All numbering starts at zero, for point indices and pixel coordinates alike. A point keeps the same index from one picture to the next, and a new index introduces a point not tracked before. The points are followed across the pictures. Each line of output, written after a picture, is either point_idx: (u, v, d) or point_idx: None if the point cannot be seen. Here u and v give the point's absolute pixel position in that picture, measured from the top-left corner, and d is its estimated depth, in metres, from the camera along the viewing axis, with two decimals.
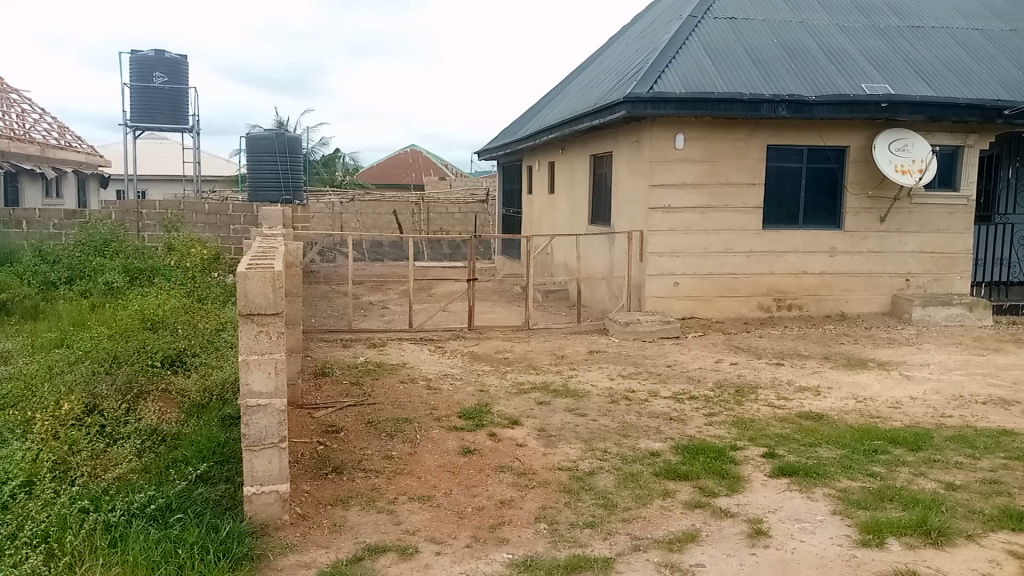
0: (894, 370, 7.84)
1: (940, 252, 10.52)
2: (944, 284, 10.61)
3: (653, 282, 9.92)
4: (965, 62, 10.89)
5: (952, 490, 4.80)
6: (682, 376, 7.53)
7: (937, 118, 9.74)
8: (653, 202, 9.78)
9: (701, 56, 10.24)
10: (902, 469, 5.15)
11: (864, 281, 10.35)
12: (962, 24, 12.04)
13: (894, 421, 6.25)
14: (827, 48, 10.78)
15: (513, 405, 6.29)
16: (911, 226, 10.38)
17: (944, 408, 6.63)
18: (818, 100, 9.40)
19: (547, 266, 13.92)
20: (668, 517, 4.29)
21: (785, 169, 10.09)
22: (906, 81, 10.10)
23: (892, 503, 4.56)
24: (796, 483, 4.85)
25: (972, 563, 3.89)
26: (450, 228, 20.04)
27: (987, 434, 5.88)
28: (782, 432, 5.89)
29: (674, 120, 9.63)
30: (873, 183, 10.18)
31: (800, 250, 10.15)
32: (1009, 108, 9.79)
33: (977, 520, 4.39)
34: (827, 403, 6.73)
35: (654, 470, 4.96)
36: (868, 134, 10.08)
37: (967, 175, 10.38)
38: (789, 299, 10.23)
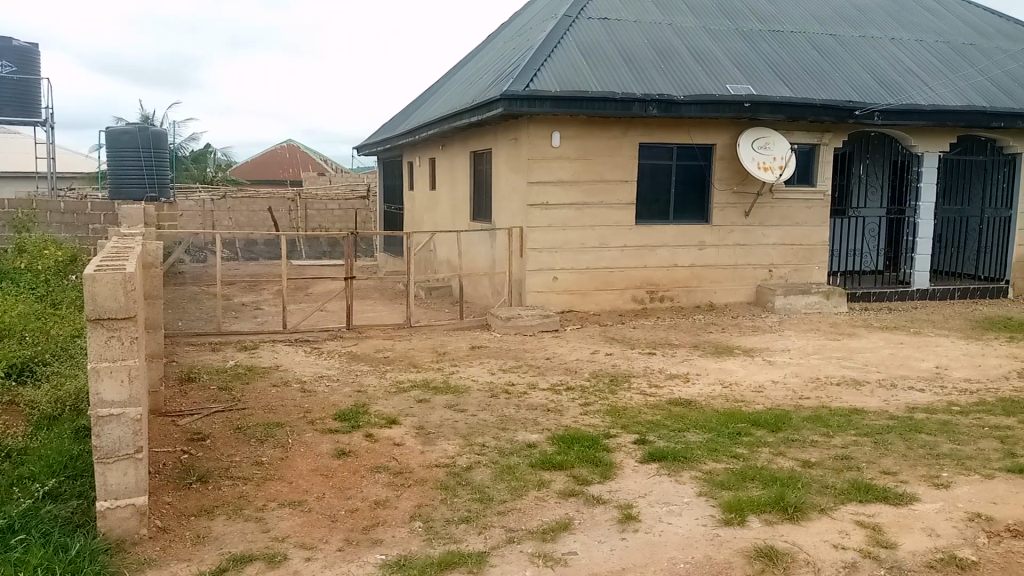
0: (757, 356, 8.27)
1: (799, 244, 11.15)
2: (802, 274, 11.26)
3: (532, 277, 10.03)
4: (819, 64, 11.58)
5: (808, 468, 5.11)
6: (560, 368, 7.67)
7: (795, 118, 10.33)
8: (532, 199, 9.89)
9: (575, 55, 10.43)
10: (763, 450, 5.43)
11: (731, 272, 10.86)
12: (816, 29, 12.80)
13: (756, 404, 6.60)
14: (694, 49, 11.22)
15: (391, 405, 6.21)
16: (773, 219, 10.94)
17: (801, 390, 7.04)
18: (686, 99, 9.77)
19: (430, 263, 13.88)
20: (543, 508, 4.35)
21: (656, 166, 10.44)
22: (767, 82, 10.65)
23: (753, 482, 4.81)
24: (665, 468, 5.02)
25: (824, 535, 4.16)
26: (329, 225, 19.65)
27: (840, 413, 6.29)
28: (653, 418, 6.09)
29: (549, 118, 9.77)
30: (737, 179, 10.68)
31: (670, 244, 10.54)
32: (858, 108, 10.48)
33: (829, 494, 4.69)
34: (695, 389, 7.02)
35: (530, 462, 5.01)
36: (732, 132, 10.54)
37: (822, 172, 11.06)
38: (662, 291, 10.60)
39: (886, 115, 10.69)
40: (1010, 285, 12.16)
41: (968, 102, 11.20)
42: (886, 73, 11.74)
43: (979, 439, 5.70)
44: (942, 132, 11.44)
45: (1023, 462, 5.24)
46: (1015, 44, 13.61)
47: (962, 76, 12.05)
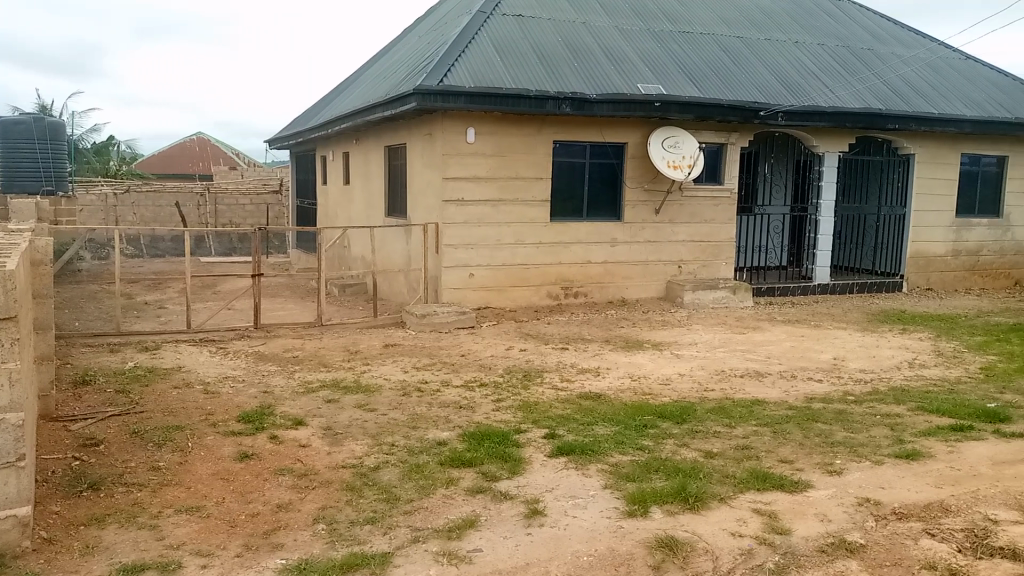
0: (666, 350, 8.48)
1: (707, 241, 11.48)
2: (710, 270, 11.59)
3: (448, 273, 10.00)
4: (727, 66, 11.92)
5: (710, 458, 5.27)
6: (474, 365, 7.69)
7: (703, 118, 10.62)
8: (447, 195, 9.85)
9: (489, 51, 10.44)
10: (668, 441, 5.57)
11: (642, 268, 11.09)
12: (725, 31, 13.17)
13: (663, 397, 6.76)
14: (607, 48, 11.38)
15: (299, 405, 6.10)
16: (682, 216, 11.23)
17: (707, 382, 7.26)
18: (598, 98, 9.91)
19: (344, 260, 13.67)
20: (450, 505, 4.35)
21: (569, 164, 10.56)
22: (676, 82, 10.90)
23: (657, 474, 4.92)
24: (573, 462, 5.10)
25: (723, 523, 4.30)
26: (240, 221, 19.16)
27: (743, 405, 6.52)
28: (563, 413, 6.17)
29: (463, 114, 9.76)
30: (648, 177, 10.90)
31: (584, 240, 10.69)
32: (763, 109, 10.84)
33: (729, 483, 4.85)
34: (605, 383, 7.15)
35: (439, 460, 5.01)
36: (643, 131, 10.76)
37: (729, 171, 11.41)
38: (576, 287, 10.74)
39: (788, 116, 11.09)
40: (904, 280, 12.84)
41: (865, 104, 11.72)
42: (789, 75, 12.18)
43: (870, 427, 5.99)
44: (841, 133, 11.94)
45: (910, 447, 5.53)
46: (908, 50, 14.30)
47: (860, 80, 12.59)
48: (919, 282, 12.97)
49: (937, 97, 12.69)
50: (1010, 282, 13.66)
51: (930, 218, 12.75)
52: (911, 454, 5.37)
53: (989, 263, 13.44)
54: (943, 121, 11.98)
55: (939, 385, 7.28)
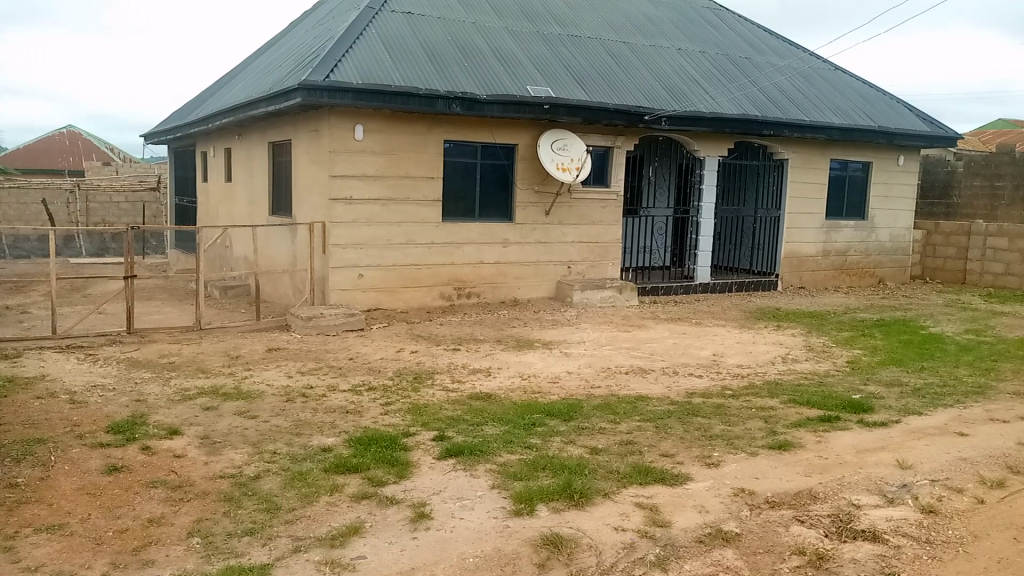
0: (555, 349, 8.61)
1: (596, 242, 11.72)
2: (599, 270, 11.85)
3: (335, 274, 9.80)
4: (614, 70, 12.21)
5: (595, 454, 5.38)
6: (362, 368, 7.58)
7: (591, 121, 10.85)
8: (335, 193, 9.66)
9: (378, 48, 10.31)
10: (555, 439, 5.66)
11: (534, 269, 11.22)
12: (611, 36, 13.49)
13: (552, 394, 6.87)
14: (496, 49, 11.45)
15: (174, 414, 5.84)
16: (571, 218, 11.43)
17: (594, 379, 7.42)
18: (488, 99, 9.96)
19: (225, 260, 13.19)
20: (334, 512, 4.27)
21: (460, 164, 10.55)
22: (565, 85, 11.09)
23: (544, 472, 4.99)
24: (460, 463, 5.09)
25: (606, 518, 4.40)
26: (114, 219, 18.20)
27: (627, 401, 6.69)
28: (453, 414, 6.17)
29: (351, 111, 9.60)
30: (538, 178, 11.04)
31: (476, 241, 10.71)
32: (648, 114, 11.17)
33: (613, 478, 4.96)
34: (495, 383, 7.19)
35: (324, 466, 4.90)
36: (533, 133, 10.88)
37: (616, 173, 11.69)
38: (468, 288, 10.75)
39: (672, 121, 11.47)
40: (778, 279, 13.51)
41: (742, 111, 12.26)
42: (672, 81, 12.60)
43: (746, 420, 6.28)
44: (721, 139, 12.44)
45: (782, 438, 5.83)
46: (782, 60, 15.04)
47: (738, 87, 13.16)
48: (793, 281, 13.68)
49: (808, 105, 13.41)
50: (874, 280, 14.61)
51: (802, 220, 13.46)
52: (783, 445, 5.65)
53: (855, 262, 14.32)
54: (814, 128, 12.68)
55: (809, 378, 7.71)
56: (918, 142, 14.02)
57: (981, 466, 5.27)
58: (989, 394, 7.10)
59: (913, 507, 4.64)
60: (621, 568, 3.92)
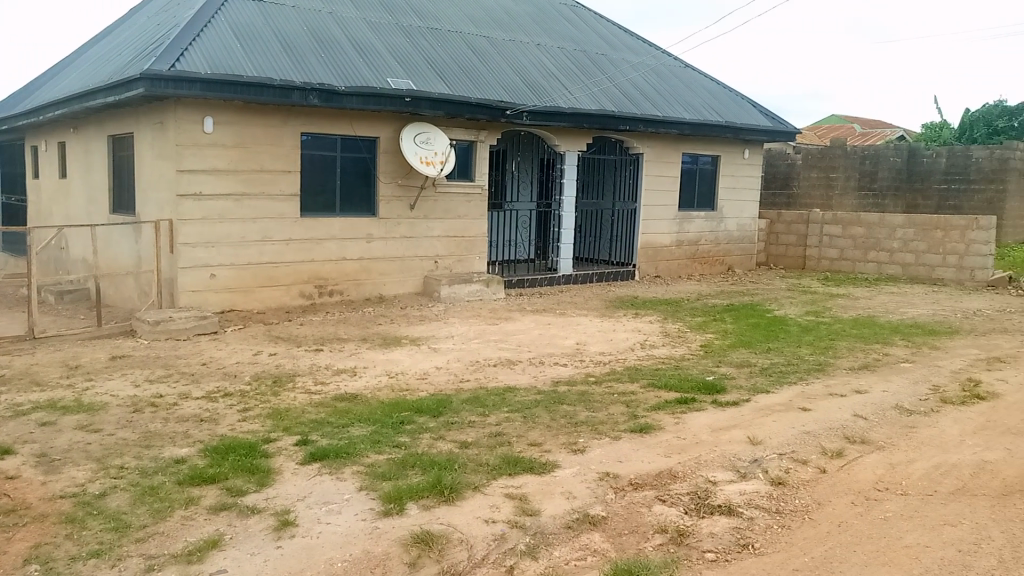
0: (422, 345, 8.54)
1: (461, 236, 11.72)
2: (465, 264, 11.86)
3: (186, 274, 9.30)
4: (475, 64, 12.24)
5: (464, 448, 5.38)
6: (219, 373, 7.22)
7: (452, 115, 10.83)
8: (182, 189, 9.17)
9: (228, 36, 9.85)
10: (424, 436, 5.61)
11: (399, 265, 11.08)
12: (471, 30, 13.51)
13: (420, 391, 6.81)
14: (354, 41, 11.20)
15: (6, 432, 5.35)
16: (436, 212, 11.37)
17: (462, 373, 7.43)
18: (346, 91, 9.73)
19: (61, 263, 12.23)
20: (190, 527, 4.05)
21: (318, 158, 10.26)
22: (425, 78, 11.00)
23: (413, 469, 4.94)
24: (326, 467, 4.95)
25: (476, 511, 4.40)
26: None
27: (495, 393, 6.74)
28: (317, 417, 5.99)
29: (200, 103, 9.12)
30: (401, 172, 10.90)
31: (337, 237, 10.45)
32: (509, 108, 11.28)
33: (483, 471, 4.98)
34: (361, 382, 7.05)
35: (178, 478, 4.64)
36: (394, 127, 10.73)
37: (479, 167, 11.72)
38: (330, 286, 10.48)
39: (532, 115, 11.64)
40: (636, 269, 14.04)
41: (599, 106, 12.60)
42: (532, 76, 12.77)
43: (609, 405, 6.47)
44: (580, 133, 12.74)
45: (643, 421, 6.05)
46: (636, 57, 15.57)
47: (595, 83, 13.51)
48: (651, 270, 14.24)
49: (661, 101, 13.95)
50: (724, 268, 15.44)
51: (657, 211, 14.01)
52: (644, 428, 5.87)
53: (707, 251, 15.08)
54: (666, 123, 13.22)
55: (667, 362, 8.05)
56: (761, 136, 14.91)
57: (822, 438, 5.67)
58: (827, 370, 7.67)
59: (763, 480, 4.94)
60: (492, 560, 3.95)
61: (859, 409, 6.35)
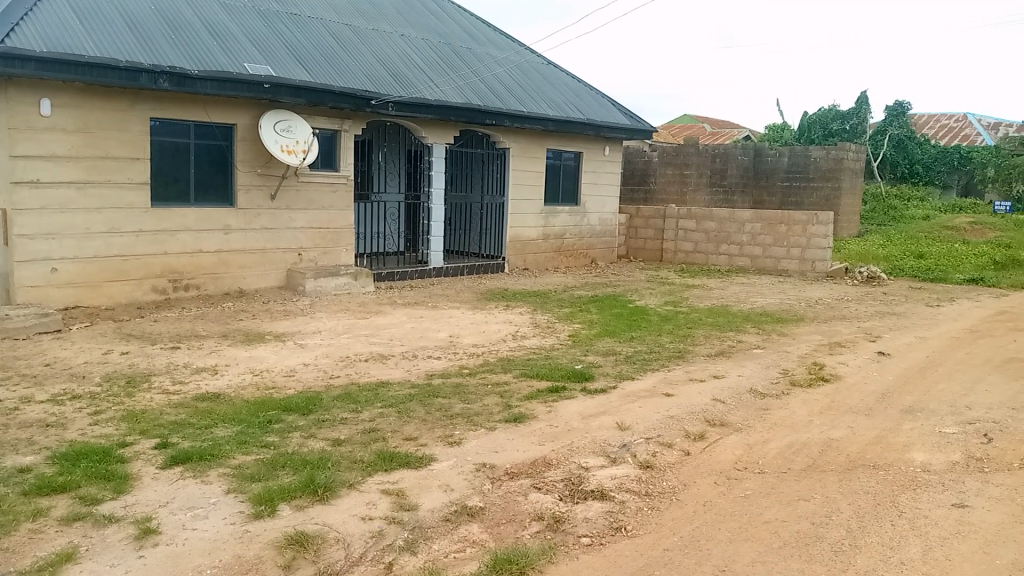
0: (288, 340, 8.24)
1: (326, 228, 11.40)
2: (330, 256, 11.55)
3: (23, 269, 8.55)
4: (338, 53, 11.92)
5: (337, 445, 5.24)
6: (64, 375, 6.67)
7: (315, 103, 10.50)
8: (17, 175, 8.42)
9: (66, 12, 9.09)
10: (294, 435, 5.41)
11: (260, 257, 10.65)
12: (333, 17, 13.15)
13: (288, 389, 6.57)
14: (209, 23, 10.64)
15: None
16: (299, 203, 11.01)
17: (332, 369, 7.23)
18: (201, 75, 9.23)
19: None
20: (38, 541, 3.75)
21: (171, 144, 9.67)
22: (286, 65, 10.61)
23: (284, 470, 4.76)
24: (189, 470, 4.69)
25: (353, 509, 4.30)
26: None
27: (367, 388, 6.61)
28: (177, 418, 5.64)
29: (35, 82, 8.38)
30: (262, 161, 10.46)
31: (193, 228, 9.91)
32: (374, 98, 11.06)
33: (358, 468, 4.86)
34: (224, 381, 6.71)
35: (23, 490, 4.25)
36: (253, 114, 10.28)
37: (344, 157, 11.43)
38: (185, 280, 9.92)
39: (398, 106, 11.48)
40: (505, 261, 14.18)
41: (466, 99, 12.61)
42: (397, 67, 12.59)
43: (483, 396, 6.49)
44: (446, 125, 12.68)
45: (517, 411, 6.12)
46: (500, 52, 15.67)
47: (460, 77, 13.50)
48: (518, 263, 14.42)
49: (525, 97, 14.14)
50: (588, 260, 15.87)
51: (523, 205, 14.20)
52: (518, 418, 5.93)
53: (571, 245, 15.44)
54: (531, 119, 13.41)
55: (538, 352, 8.17)
56: (621, 134, 15.40)
57: (685, 422, 5.94)
58: (687, 357, 8.04)
59: (632, 464, 5.11)
60: (370, 557, 3.87)
61: (718, 393, 6.70)
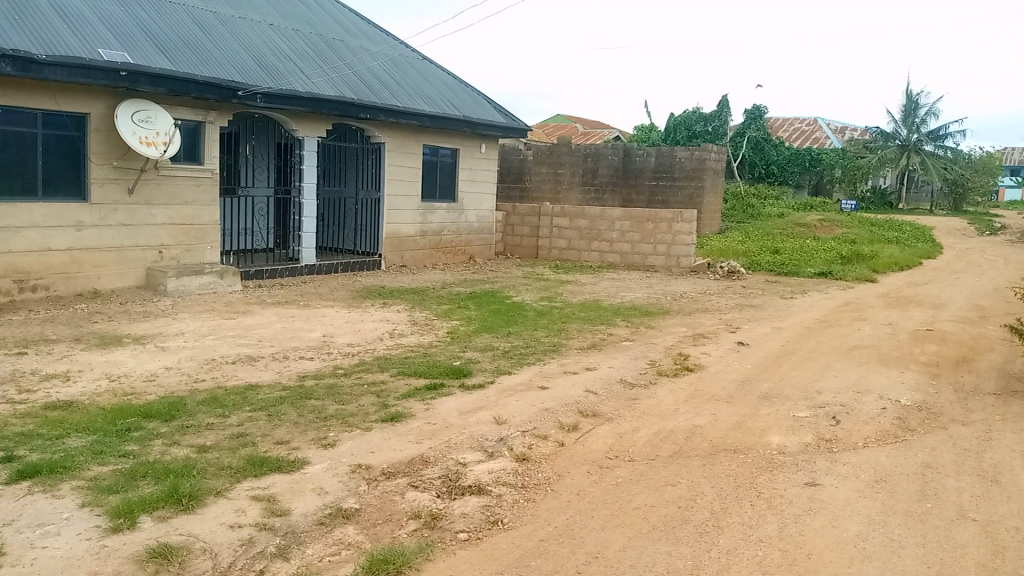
0: (148, 344, 7.80)
1: (189, 224, 10.88)
2: (194, 254, 11.03)
3: None
4: (201, 41, 11.39)
5: (204, 452, 5.02)
6: None
7: (178, 93, 10.00)
8: None
9: None
10: (156, 442, 5.14)
11: (116, 256, 10.04)
12: (196, 3, 12.54)
13: (148, 394, 6.22)
14: (57, 4, 9.91)
15: None
16: (159, 198, 10.46)
17: (196, 373, 6.90)
18: (49, 60, 8.60)
19: None
20: None
21: (15, 134, 8.96)
22: (144, 52, 10.04)
23: (145, 479, 4.51)
24: (38, 484, 4.36)
25: (221, 517, 4.14)
26: None
27: (235, 392, 6.35)
28: (23, 429, 5.24)
29: None
30: (118, 153, 9.87)
31: (40, 224, 9.23)
32: (241, 89, 10.64)
33: (225, 475, 4.67)
34: (76, 388, 6.28)
35: None
36: (108, 103, 9.67)
37: (209, 150, 10.93)
38: (32, 281, 9.22)
39: (267, 98, 11.10)
40: (381, 258, 13.99)
41: (339, 93, 12.34)
42: (266, 57, 12.16)
43: (359, 397, 6.38)
44: (318, 119, 12.37)
45: (393, 410, 6.05)
46: (375, 46, 15.42)
47: (333, 70, 13.20)
48: (394, 260, 14.26)
49: (400, 92, 13.99)
50: (465, 257, 15.90)
51: (399, 201, 14.06)
52: (394, 417, 5.87)
53: (448, 241, 15.41)
54: (407, 114, 13.29)
55: (415, 350, 8.12)
56: (496, 131, 15.51)
57: (559, 413, 6.06)
58: (562, 351, 8.20)
59: (509, 457, 5.16)
60: (240, 566, 3.74)
61: (590, 385, 6.89)
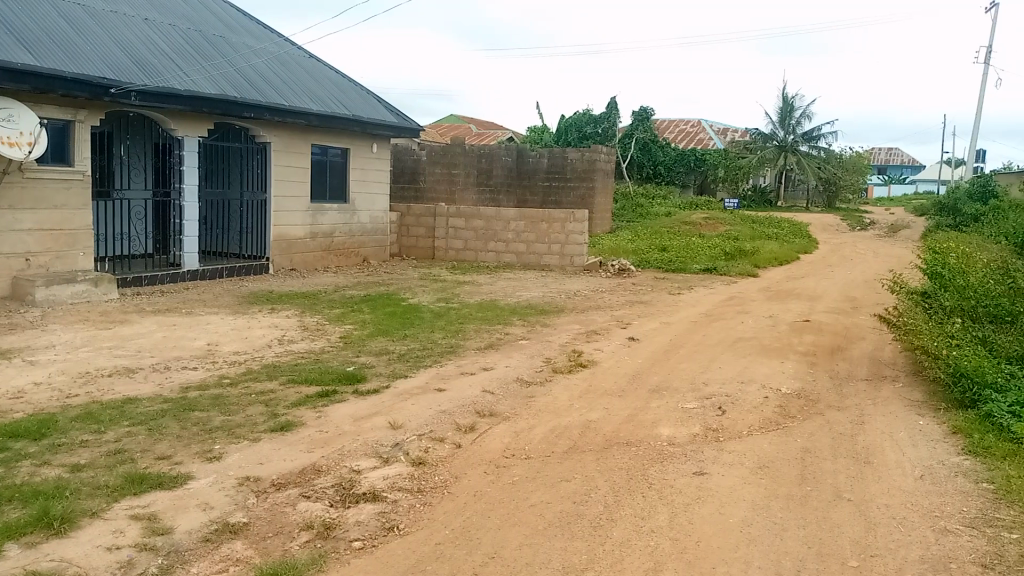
0: (16, 358, 7.29)
1: (59, 230, 10.24)
2: (66, 261, 10.39)
3: None
4: (68, 35, 10.75)
5: (77, 471, 4.72)
6: None
7: (43, 90, 9.42)
8: None
9: None
10: (24, 464, 4.80)
11: None
12: None
13: (15, 412, 5.81)
14: None
15: None
16: (25, 202, 9.82)
17: (69, 388, 6.49)
18: None
19: None
20: None
21: None
22: (4, 46, 9.39)
23: (11, 504, 4.21)
24: None
25: (96, 540, 3.91)
26: None
27: (111, 406, 6.01)
28: None
29: None
30: None
31: None
32: (113, 86, 10.11)
33: (101, 495, 4.41)
34: None
35: None
36: None
37: (80, 151, 10.34)
38: None
39: (143, 96, 10.59)
40: (269, 262, 13.58)
41: (220, 91, 11.90)
42: (140, 53, 11.59)
43: (246, 407, 6.16)
44: (199, 118, 11.89)
45: (283, 420, 5.87)
46: (257, 43, 14.95)
47: (213, 67, 12.71)
48: (283, 263, 13.86)
49: (286, 90, 13.63)
50: (359, 259, 15.62)
51: (287, 203, 13.69)
52: (284, 426, 5.70)
53: (340, 243, 15.10)
54: (294, 113, 12.96)
55: (306, 356, 7.91)
56: (387, 131, 15.32)
57: (456, 415, 6.04)
58: (458, 352, 8.18)
59: (405, 462, 5.10)
60: None
61: (487, 384, 6.90)
